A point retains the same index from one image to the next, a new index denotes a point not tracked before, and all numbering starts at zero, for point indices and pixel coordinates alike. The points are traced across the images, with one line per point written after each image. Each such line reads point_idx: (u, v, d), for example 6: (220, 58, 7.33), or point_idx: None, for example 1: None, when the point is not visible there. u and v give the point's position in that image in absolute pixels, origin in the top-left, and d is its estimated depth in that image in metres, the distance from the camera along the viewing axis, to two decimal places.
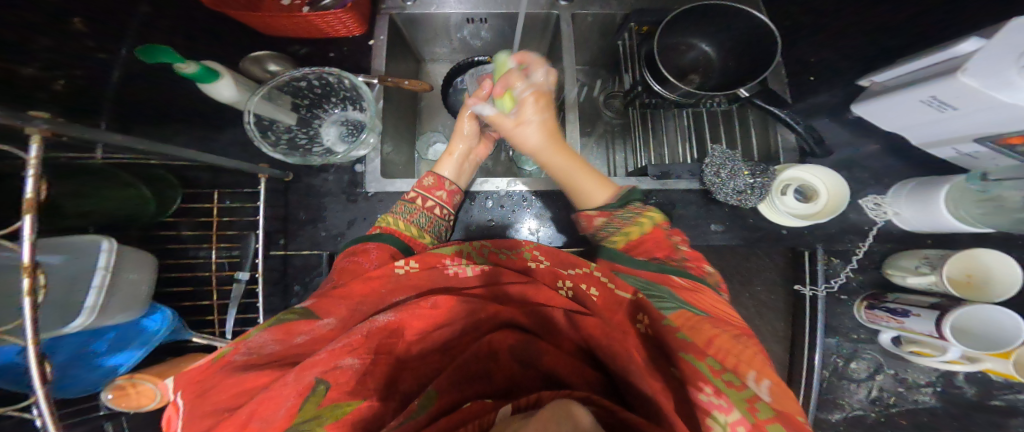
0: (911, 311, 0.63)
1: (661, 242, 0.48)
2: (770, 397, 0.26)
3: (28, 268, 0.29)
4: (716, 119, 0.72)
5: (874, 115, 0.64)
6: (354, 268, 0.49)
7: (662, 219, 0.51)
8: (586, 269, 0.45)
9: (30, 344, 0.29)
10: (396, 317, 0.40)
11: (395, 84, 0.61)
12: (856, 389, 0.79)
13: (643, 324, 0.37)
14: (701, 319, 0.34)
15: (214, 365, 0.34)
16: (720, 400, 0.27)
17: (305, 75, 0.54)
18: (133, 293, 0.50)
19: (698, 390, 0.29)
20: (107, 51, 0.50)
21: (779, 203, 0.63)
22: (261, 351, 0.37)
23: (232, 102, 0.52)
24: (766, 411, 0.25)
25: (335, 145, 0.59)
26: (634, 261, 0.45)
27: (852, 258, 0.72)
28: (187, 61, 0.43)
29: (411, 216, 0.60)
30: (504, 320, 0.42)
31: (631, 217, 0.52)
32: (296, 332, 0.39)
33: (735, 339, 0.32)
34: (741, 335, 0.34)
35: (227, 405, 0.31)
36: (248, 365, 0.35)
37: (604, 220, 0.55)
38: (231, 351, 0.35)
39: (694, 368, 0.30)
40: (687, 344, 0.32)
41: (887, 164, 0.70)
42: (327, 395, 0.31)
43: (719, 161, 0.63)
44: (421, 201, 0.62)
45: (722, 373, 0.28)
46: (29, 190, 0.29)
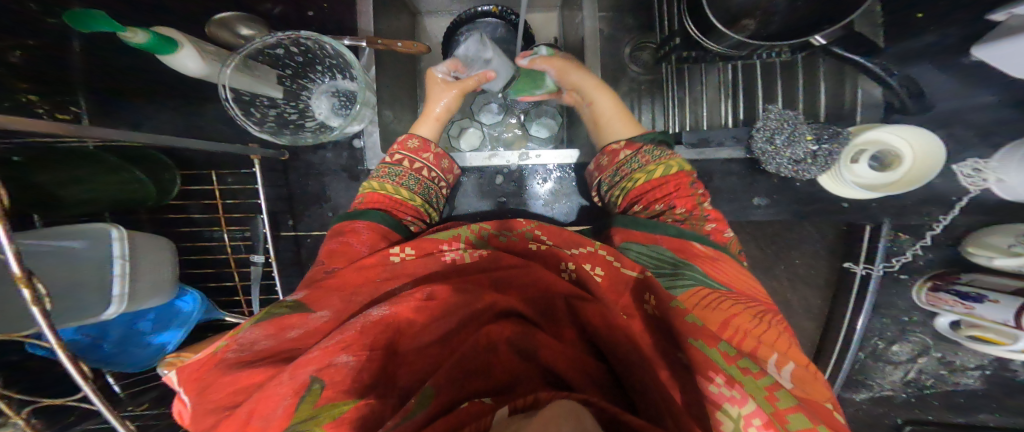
0: (988, 296, 0.54)
1: (682, 189, 0.45)
2: (791, 383, 0.28)
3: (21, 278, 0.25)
4: (771, 72, 0.60)
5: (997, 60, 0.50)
6: (348, 250, 0.44)
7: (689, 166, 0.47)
8: (592, 248, 0.40)
9: (57, 348, 0.26)
10: (392, 310, 0.35)
11: (386, 46, 0.54)
12: (891, 371, 0.72)
13: (650, 304, 0.35)
14: (719, 297, 0.34)
15: (208, 361, 0.32)
16: (732, 392, 0.25)
17: (280, 41, 0.48)
18: (158, 277, 0.50)
19: (709, 381, 0.27)
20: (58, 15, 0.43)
21: (846, 172, 0.54)
22: (253, 348, 0.34)
23: (202, 75, 0.47)
24: (787, 401, 0.25)
25: (328, 118, 0.55)
26: (653, 226, 0.42)
27: (925, 234, 0.62)
28: (133, 29, 0.36)
29: (400, 178, 0.53)
30: (509, 309, 0.36)
31: (658, 156, 0.48)
32: (289, 326, 0.35)
33: (753, 318, 0.32)
34: (760, 311, 0.34)
35: (228, 404, 0.29)
36: (242, 363, 0.32)
37: (630, 154, 0.50)
38: (223, 347, 0.33)
39: (704, 355, 0.28)
40: (698, 328, 0.31)
41: (996, 122, 0.57)
42: (322, 395, 0.27)
43: (775, 125, 0.53)
44: (407, 162, 0.55)
45: (737, 360, 0.28)
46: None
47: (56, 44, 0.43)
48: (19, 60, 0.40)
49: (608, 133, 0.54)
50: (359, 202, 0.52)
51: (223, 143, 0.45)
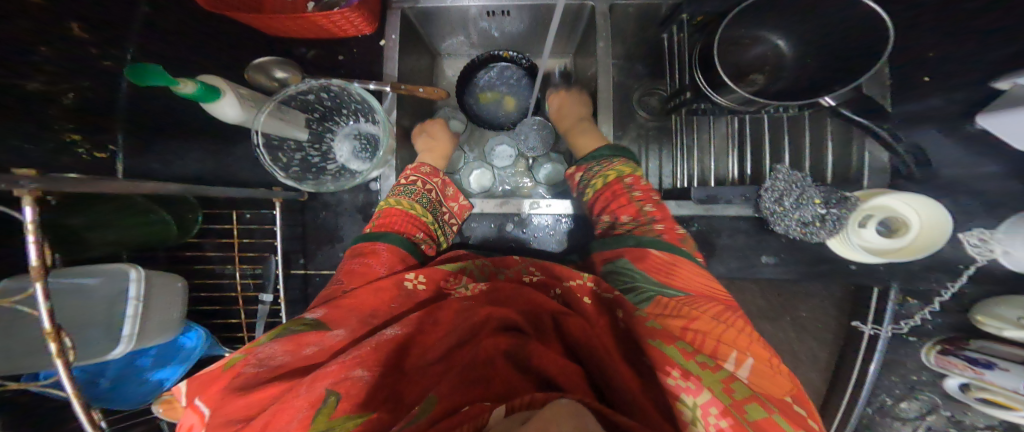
0: (997, 364, 0.53)
1: (620, 195, 0.53)
2: (746, 376, 0.33)
3: (49, 334, 0.29)
4: (778, 126, 0.61)
5: (999, 130, 0.50)
6: (368, 271, 0.46)
7: (629, 172, 0.55)
8: (582, 280, 0.45)
9: (72, 398, 0.29)
10: (403, 329, 0.37)
11: (409, 91, 0.56)
12: (901, 428, 0.71)
13: (621, 319, 0.40)
14: (675, 302, 0.40)
15: (230, 375, 0.33)
16: (687, 383, 0.30)
17: (312, 87, 0.50)
18: (168, 317, 0.51)
19: (666, 374, 0.32)
20: (112, 57, 0.48)
21: (854, 237, 0.53)
22: (271, 363, 0.35)
23: (239, 122, 0.49)
24: (740, 390, 0.30)
25: (348, 161, 0.55)
26: (618, 241, 0.50)
27: (934, 301, 0.61)
28: (186, 80, 0.40)
29: (415, 196, 0.57)
30: (505, 321, 0.38)
31: (600, 170, 0.57)
32: (306, 343, 0.36)
33: (713, 318, 0.37)
34: (721, 311, 0.39)
35: (242, 419, 0.29)
36: (259, 378, 0.33)
37: (585, 174, 0.59)
38: (243, 362, 0.35)
39: (661, 351, 0.34)
40: (656, 331, 0.36)
41: (1006, 193, 0.55)
42: (337, 408, 0.29)
43: (784, 187, 0.54)
44: (420, 183, 0.58)
45: (695, 356, 0.33)
46: (34, 256, 0.28)
47: (101, 84, 0.48)
48: (71, 101, 0.45)
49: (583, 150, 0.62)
50: (376, 220, 0.54)
51: (239, 187, 0.46)
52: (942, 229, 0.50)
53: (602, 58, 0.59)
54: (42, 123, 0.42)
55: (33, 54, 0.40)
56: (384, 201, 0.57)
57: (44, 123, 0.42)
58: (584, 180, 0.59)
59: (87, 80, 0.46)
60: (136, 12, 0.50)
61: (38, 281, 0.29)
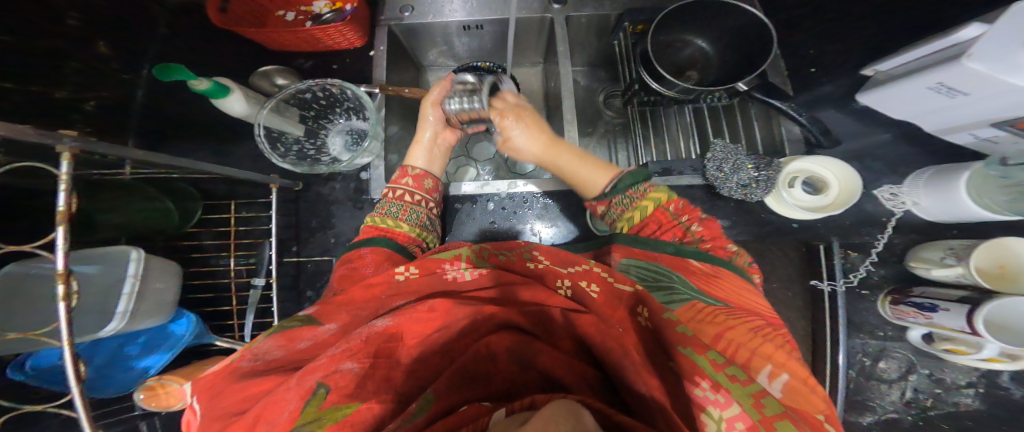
0: (939, 305, 0.59)
1: (671, 226, 0.48)
2: (781, 394, 0.28)
3: (63, 275, 0.30)
4: (717, 114, 0.71)
5: (881, 103, 0.63)
6: (355, 273, 0.49)
7: (666, 199, 0.50)
8: (586, 266, 0.43)
9: (65, 345, 0.30)
10: (393, 321, 0.38)
11: (395, 92, 0.64)
12: (888, 390, 0.72)
13: (643, 317, 0.36)
14: (717, 310, 0.35)
15: (222, 371, 0.33)
16: (716, 396, 0.27)
17: (310, 87, 0.57)
18: (160, 300, 0.52)
19: (694, 384, 0.28)
20: (131, 72, 0.54)
21: (787, 196, 0.62)
22: (266, 357, 0.36)
23: (243, 116, 0.55)
24: (773, 407, 0.25)
25: (340, 154, 0.63)
26: (651, 245, 0.45)
27: (870, 251, 0.70)
28: (200, 79, 0.46)
29: (384, 209, 0.60)
30: (504, 321, 0.40)
31: (630, 202, 0.52)
32: (299, 338, 0.38)
33: (749, 330, 0.32)
34: (762, 327, 0.34)
35: (235, 410, 0.30)
36: (253, 372, 0.34)
37: (605, 209, 0.56)
38: (238, 357, 0.34)
39: (693, 363, 0.30)
40: (687, 338, 0.31)
41: (902, 155, 0.69)
42: (326, 399, 0.29)
43: (722, 156, 0.63)
44: (408, 197, 0.61)
45: (724, 367, 0.28)
46: (63, 203, 0.30)
47: (118, 95, 0.53)
48: (91, 108, 0.50)
49: (583, 185, 0.59)
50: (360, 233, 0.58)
51: (239, 170, 0.51)
52: (853, 181, 0.59)
53: (563, 63, 0.68)
54: (68, 121, 0.47)
55: (63, 67, 0.46)
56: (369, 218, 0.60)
57: (67, 122, 0.47)
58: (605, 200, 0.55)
59: (108, 91, 0.52)
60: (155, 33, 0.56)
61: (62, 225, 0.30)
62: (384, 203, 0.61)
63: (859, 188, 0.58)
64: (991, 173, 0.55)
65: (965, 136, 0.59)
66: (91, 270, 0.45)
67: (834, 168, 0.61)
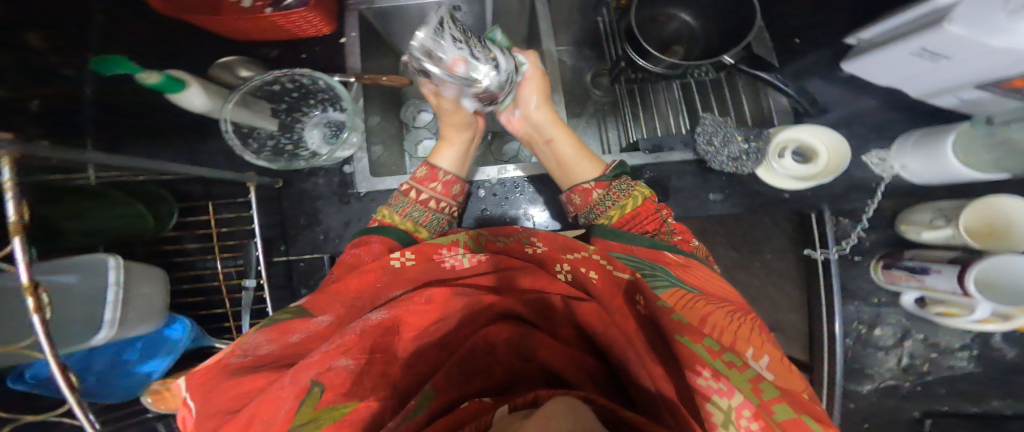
0: (931, 268, 0.59)
1: (651, 218, 0.50)
2: (771, 374, 0.27)
3: (28, 288, 0.27)
4: (705, 88, 0.70)
5: (864, 71, 0.62)
6: (356, 263, 0.46)
7: (650, 193, 0.52)
8: (586, 253, 0.41)
9: (48, 358, 0.27)
10: (390, 313, 0.36)
11: (372, 81, 0.60)
12: (885, 358, 0.72)
13: (642, 304, 0.34)
14: (698, 298, 0.34)
15: (212, 367, 0.30)
16: (719, 385, 0.24)
17: (275, 78, 0.55)
18: (150, 306, 0.51)
19: (695, 374, 0.25)
20: (75, 68, 0.51)
21: (777, 166, 0.62)
22: (256, 353, 0.33)
23: (205, 110, 0.52)
24: (771, 393, 0.23)
25: (319, 148, 0.61)
26: (627, 238, 0.44)
27: (861, 217, 0.70)
28: (149, 71, 0.44)
29: (404, 209, 0.57)
30: (507, 310, 0.39)
31: (625, 190, 0.54)
32: (291, 330, 0.35)
33: (727, 314, 0.31)
34: (734, 309, 0.33)
35: (230, 409, 0.28)
36: (244, 369, 0.31)
37: (601, 194, 0.55)
38: (228, 354, 0.32)
39: (690, 351, 0.27)
40: (683, 325, 0.29)
41: (888, 121, 0.69)
42: (322, 398, 0.28)
43: (711, 129, 0.61)
44: (413, 194, 0.59)
45: (721, 354, 0.26)
46: (12, 212, 0.26)
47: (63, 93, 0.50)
48: (37, 108, 0.47)
49: (574, 175, 0.60)
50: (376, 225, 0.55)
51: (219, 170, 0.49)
52: (842, 148, 0.59)
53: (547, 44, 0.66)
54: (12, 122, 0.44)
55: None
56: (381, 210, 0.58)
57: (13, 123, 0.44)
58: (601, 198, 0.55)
59: (51, 88, 0.49)
60: (92, 25, 0.52)
61: (16, 236, 0.27)
62: (405, 203, 0.58)
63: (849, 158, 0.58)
64: (976, 133, 0.54)
65: (948, 98, 0.59)
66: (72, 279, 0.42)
67: (822, 135, 0.60)
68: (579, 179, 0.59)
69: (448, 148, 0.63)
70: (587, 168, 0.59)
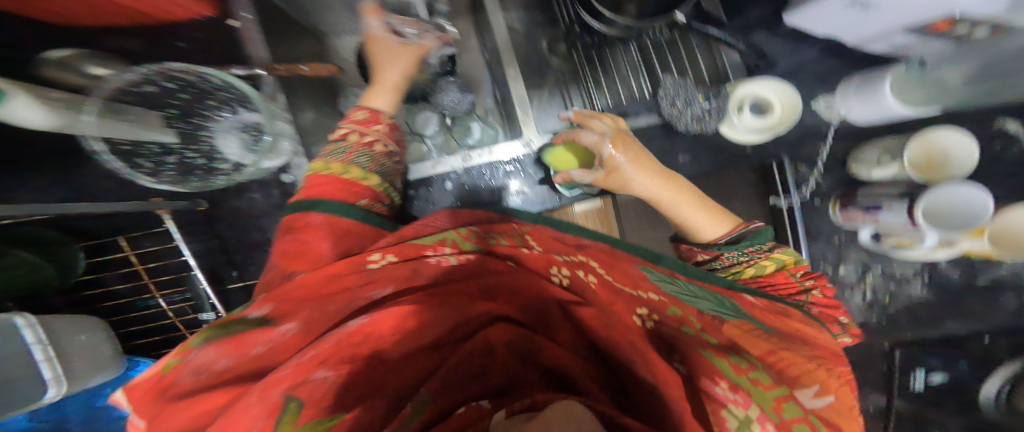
0: (883, 205, 0.61)
1: (786, 285, 0.46)
2: (822, 406, 0.27)
3: None
4: (661, 48, 0.68)
5: (806, 24, 0.61)
6: (307, 250, 0.41)
7: (792, 263, 0.46)
8: (580, 259, 0.38)
9: None
10: (370, 318, 0.31)
11: (289, 70, 0.57)
12: (851, 295, 0.77)
13: (647, 319, 0.34)
14: (744, 324, 0.33)
15: (153, 388, 0.26)
16: (736, 395, 0.25)
17: (148, 75, 0.47)
18: (97, 354, 0.54)
19: (713, 383, 0.27)
20: None
21: (737, 121, 0.62)
22: (211, 369, 0.29)
23: (49, 125, 0.39)
24: (793, 410, 0.24)
25: (241, 157, 0.57)
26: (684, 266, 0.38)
27: (816, 161, 0.72)
28: None
29: (347, 155, 0.49)
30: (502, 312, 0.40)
31: (753, 259, 0.46)
32: (251, 343, 0.30)
33: (792, 351, 0.31)
34: (802, 363, 0.29)
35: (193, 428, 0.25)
36: (193, 392, 0.27)
37: (710, 259, 0.47)
38: (174, 367, 0.27)
39: (712, 364, 0.28)
40: (707, 343, 0.30)
41: (832, 66, 0.69)
42: (302, 414, 0.25)
43: (673, 91, 0.64)
44: (355, 136, 0.51)
45: (747, 371, 0.27)
46: None
47: None
48: None
49: (692, 225, 0.49)
50: (304, 186, 0.48)
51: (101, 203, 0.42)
52: (795, 99, 0.59)
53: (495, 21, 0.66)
54: None
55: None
56: (312, 165, 0.50)
57: None
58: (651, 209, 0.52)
59: None
60: None
61: None
62: (348, 147, 0.50)
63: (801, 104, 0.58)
64: (911, 75, 0.58)
65: (878, 48, 0.61)
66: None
67: (775, 88, 0.60)
68: (697, 232, 0.49)
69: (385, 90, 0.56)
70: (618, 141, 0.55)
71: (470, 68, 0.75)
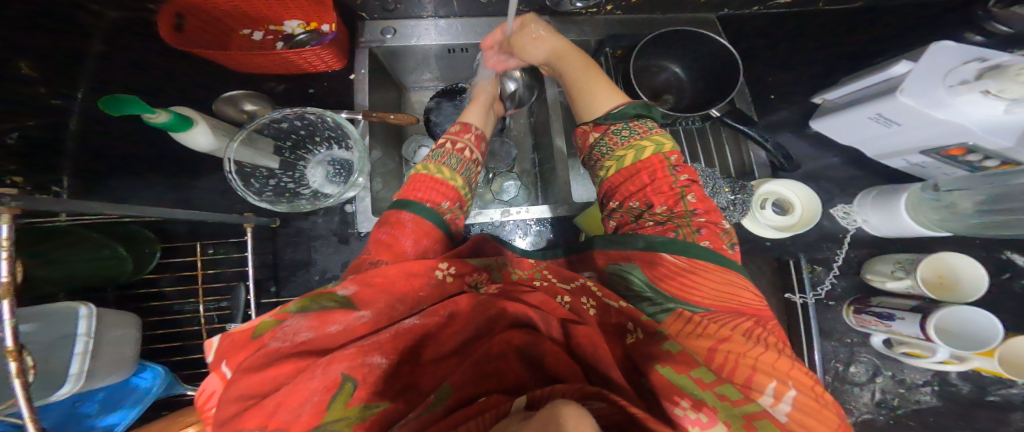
0: (896, 314, 0.63)
1: (715, 237, 0.43)
2: (786, 416, 0.29)
3: (13, 352, 0.24)
4: (691, 136, 0.74)
5: (830, 129, 0.68)
6: (395, 244, 0.44)
7: (668, 147, 0.49)
8: (581, 282, 0.40)
9: (29, 422, 0.25)
10: (422, 321, 0.33)
11: (380, 118, 0.62)
12: (860, 392, 0.76)
13: (634, 336, 0.35)
14: (705, 318, 0.36)
15: (251, 344, 0.29)
16: (698, 415, 0.26)
17: (286, 116, 0.55)
18: (119, 355, 0.47)
19: (673, 404, 0.27)
20: (63, 97, 0.51)
21: (760, 217, 0.66)
22: (294, 339, 0.30)
23: (208, 149, 0.53)
24: (762, 427, 0.25)
25: (322, 185, 0.61)
26: (689, 251, 0.40)
27: (833, 265, 0.75)
28: (159, 111, 0.44)
29: (442, 158, 0.54)
30: (520, 319, 0.36)
31: (628, 138, 0.51)
32: (332, 321, 0.31)
33: (743, 338, 0.33)
34: (751, 328, 0.35)
35: (260, 391, 0.26)
36: (276, 357, 0.28)
37: (599, 137, 0.53)
38: (267, 335, 0.29)
39: (671, 381, 0.29)
40: (674, 355, 0.31)
41: (854, 175, 0.75)
42: (355, 394, 0.28)
43: (699, 180, 0.65)
44: (450, 144, 0.56)
45: (714, 386, 0.28)
46: (5, 273, 0.24)
47: (47, 124, 0.50)
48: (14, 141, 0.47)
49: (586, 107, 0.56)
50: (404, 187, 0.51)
51: (208, 212, 0.47)
52: (815, 206, 0.64)
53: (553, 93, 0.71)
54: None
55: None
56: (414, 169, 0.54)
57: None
58: (615, 210, 0.51)
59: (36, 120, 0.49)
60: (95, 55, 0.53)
61: (6, 297, 0.24)
62: (441, 153, 0.55)
63: (821, 210, 0.62)
64: (924, 197, 0.60)
65: (898, 162, 0.66)
66: (27, 329, 0.38)
67: (797, 189, 0.65)
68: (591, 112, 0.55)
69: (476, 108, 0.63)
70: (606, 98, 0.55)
71: (517, 131, 0.84)
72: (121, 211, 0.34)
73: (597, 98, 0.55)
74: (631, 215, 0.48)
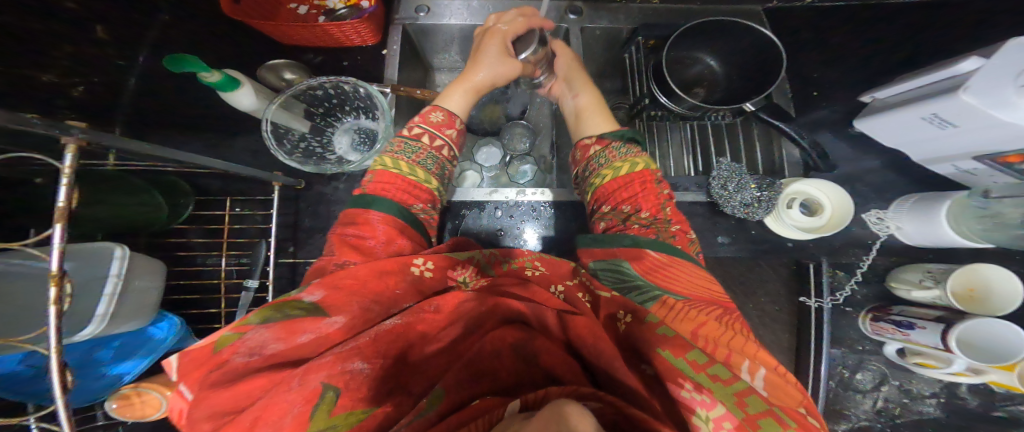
0: (916, 323, 0.62)
1: (685, 241, 0.44)
2: (765, 388, 0.27)
3: (55, 278, 0.26)
4: (720, 132, 0.72)
5: (875, 130, 0.66)
6: (362, 245, 0.43)
7: (652, 164, 0.51)
8: (578, 278, 0.39)
9: (53, 354, 0.26)
10: (403, 320, 0.32)
11: (407, 93, 0.62)
12: (862, 400, 0.75)
13: (625, 321, 0.33)
14: (686, 305, 0.34)
15: (209, 363, 0.26)
16: (702, 396, 0.25)
17: (321, 83, 0.56)
18: (143, 302, 0.49)
19: (678, 386, 0.26)
20: (123, 57, 0.55)
21: (785, 216, 0.65)
22: (263, 351, 0.28)
23: (249, 110, 0.55)
24: (756, 405, 0.24)
25: (347, 153, 0.62)
26: (667, 248, 0.41)
27: (856, 271, 0.74)
28: (212, 71, 0.47)
29: (416, 156, 0.53)
30: (512, 313, 0.35)
31: (624, 155, 0.52)
32: (300, 331, 0.29)
33: (718, 322, 0.32)
34: (722, 314, 0.34)
35: (233, 408, 0.25)
36: (247, 372, 0.27)
37: (599, 150, 0.54)
38: (229, 350, 0.27)
39: (672, 366, 0.27)
40: (668, 338, 0.29)
41: (889, 181, 0.73)
42: (337, 403, 0.27)
43: (726, 174, 0.65)
44: (427, 139, 0.55)
45: (707, 366, 0.26)
46: (63, 199, 0.26)
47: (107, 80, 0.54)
48: (79, 93, 0.50)
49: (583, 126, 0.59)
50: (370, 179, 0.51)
51: (231, 164, 0.47)
52: (847, 207, 0.62)
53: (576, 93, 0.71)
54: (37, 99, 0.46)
55: (44, 44, 0.46)
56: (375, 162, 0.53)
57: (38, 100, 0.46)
58: (605, 214, 0.50)
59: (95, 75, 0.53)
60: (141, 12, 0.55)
61: (60, 223, 0.26)
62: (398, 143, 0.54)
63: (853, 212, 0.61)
64: (973, 204, 0.58)
65: (946, 167, 0.63)
66: (69, 267, 0.41)
67: (831, 191, 0.63)
68: (585, 132, 0.58)
69: (461, 93, 0.60)
70: (601, 125, 0.58)
71: (536, 119, 0.83)
72: (159, 151, 0.36)
73: (592, 119, 0.58)
74: (619, 218, 0.47)
